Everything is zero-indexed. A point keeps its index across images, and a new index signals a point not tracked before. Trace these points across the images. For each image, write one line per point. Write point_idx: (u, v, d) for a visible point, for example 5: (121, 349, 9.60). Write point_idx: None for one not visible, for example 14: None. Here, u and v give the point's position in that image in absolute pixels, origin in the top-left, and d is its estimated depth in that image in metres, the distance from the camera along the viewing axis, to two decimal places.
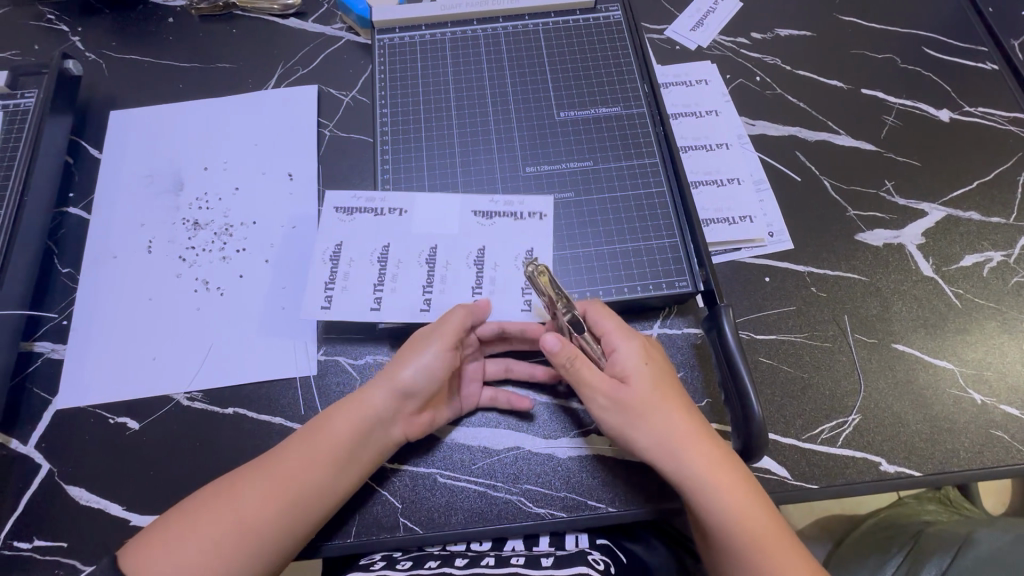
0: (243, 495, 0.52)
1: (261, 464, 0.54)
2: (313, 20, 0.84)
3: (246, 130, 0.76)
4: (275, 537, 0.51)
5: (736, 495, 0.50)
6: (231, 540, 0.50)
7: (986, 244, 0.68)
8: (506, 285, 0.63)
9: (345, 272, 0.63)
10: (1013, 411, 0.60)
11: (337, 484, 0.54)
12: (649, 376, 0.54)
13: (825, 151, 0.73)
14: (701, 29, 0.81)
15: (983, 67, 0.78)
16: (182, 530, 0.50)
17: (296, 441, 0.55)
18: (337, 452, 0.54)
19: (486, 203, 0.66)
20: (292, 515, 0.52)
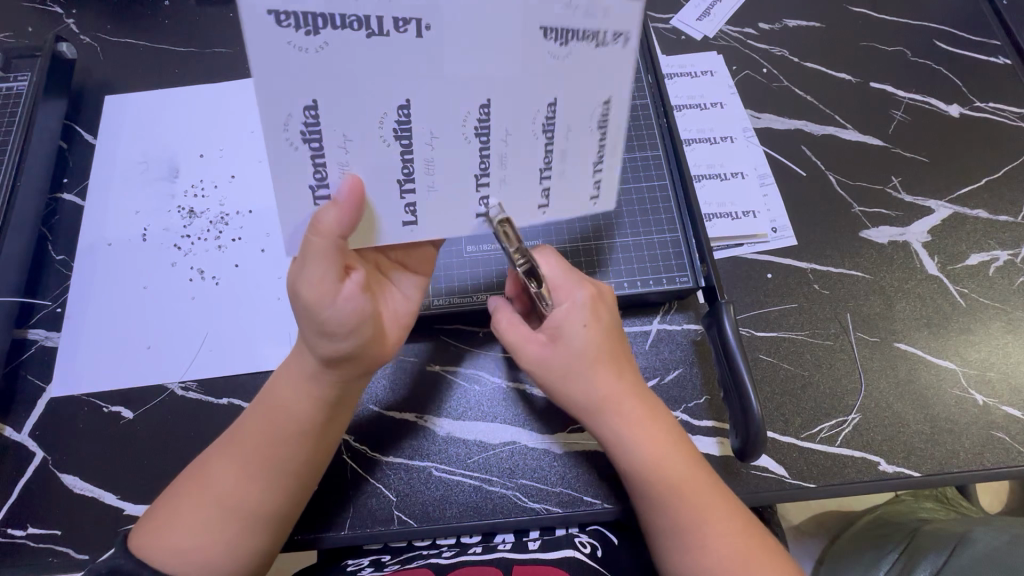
0: (217, 472, 0.51)
1: (229, 440, 0.52)
2: None
3: (241, 117, 0.75)
4: (263, 509, 0.51)
5: (671, 463, 0.51)
6: (219, 519, 0.50)
7: (992, 242, 0.67)
8: (583, 155, 0.46)
9: (417, 165, 0.44)
10: (1015, 413, 0.60)
11: (308, 445, 0.52)
12: (595, 334, 0.52)
13: (832, 146, 0.72)
14: (708, 19, 0.79)
15: (995, 62, 0.76)
16: (168, 520, 0.49)
17: (254, 409, 0.53)
18: (296, 414, 0.51)
19: (560, 4, 0.39)
20: (273, 485, 0.51)
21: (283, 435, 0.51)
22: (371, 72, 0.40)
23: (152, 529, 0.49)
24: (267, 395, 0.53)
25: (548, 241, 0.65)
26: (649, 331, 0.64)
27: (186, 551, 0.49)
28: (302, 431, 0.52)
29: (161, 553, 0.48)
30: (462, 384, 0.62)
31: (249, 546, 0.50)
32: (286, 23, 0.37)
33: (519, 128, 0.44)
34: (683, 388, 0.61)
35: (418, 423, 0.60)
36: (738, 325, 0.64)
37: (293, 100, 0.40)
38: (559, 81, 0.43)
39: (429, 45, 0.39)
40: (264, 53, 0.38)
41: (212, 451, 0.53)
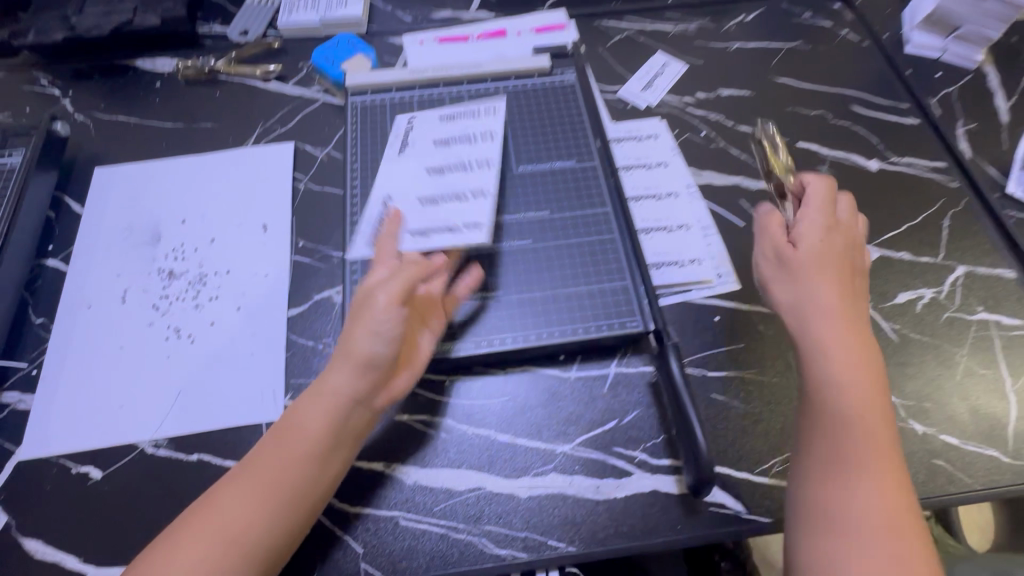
0: (225, 503, 0.53)
1: (244, 464, 0.55)
2: (292, 83, 0.90)
3: (223, 184, 0.80)
4: (257, 548, 0.52)
5: (868, 468, 0.52)
6: (215, 552, 0.51)
7: (917, 282, 0.73)
8: (489, 174, 0.72)
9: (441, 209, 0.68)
10: (953, 440, 0.63)
11: (317, 482, 0.55)
12: (858, 396, 0.54)
13: (766, 198, 0.79)
14: (650, 90, 0.89)
15: (906, 122, 0.86)
16: (167, 555, 0.51)
17: (273, 437, 0.56)
18: (312, 446, 0.55)
19: (428, 117, 0.77)
20: (277, 522, 0.53)
21: (298, 466, 0.55)
22: (402, 192, 0.71)
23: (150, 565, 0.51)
24: (286, 424, 0.56)
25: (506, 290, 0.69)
26: (607, 374, 0.67)
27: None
28: (316, 463, 0.55)
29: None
30: (428, 432, 0.64)
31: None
32: (392, 204, 0.70)
33: (438, 177, 0.71)
34: (642, 428, 0.64)
35: (385, 472, 0.61)
36: (689, 365, 0.68)
37: (371, 228, 0.69)
38: (453, 147, 0.74)
39: (415, 162, 0.73)
40: (368, 219, 0.70)
41: (223, 482, 0.55)
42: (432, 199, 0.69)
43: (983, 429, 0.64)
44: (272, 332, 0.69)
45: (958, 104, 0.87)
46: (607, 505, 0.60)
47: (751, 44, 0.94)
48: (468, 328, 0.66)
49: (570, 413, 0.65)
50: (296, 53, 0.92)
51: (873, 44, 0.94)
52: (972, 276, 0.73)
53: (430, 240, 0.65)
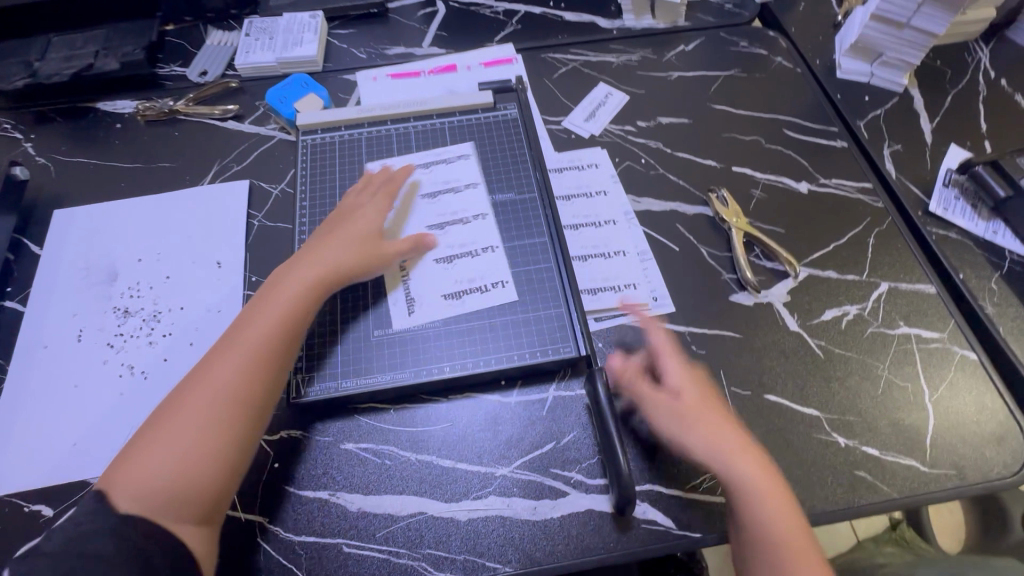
0: (192, 397, 0.59)
1: (208, 361, 0.62)
2: (249, 122, 0.93)
3: (179, 222, 0.83)
4: (223, 440, 0.58)
5: (766, 488, 0.60)
6: (188, 448, 0.57)
7: (843, 299, 0.76)
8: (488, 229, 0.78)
9: (455, 267, 0.75)
10: (874, 452, 0.66)
11: (270, 373, 0.62)
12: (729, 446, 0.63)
13: (700, 223, 0.83)
14: (593, 120, 0.92)
15: (835, 144, 0.90)
16: (146, 440, 0.58)
17: (233, 340, 0.63)
18: (269, 345, 0.63)
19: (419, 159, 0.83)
20: (240, 389, 0.60)
21: (256, 367, 0.61)
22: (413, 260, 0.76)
23: (129, 452, 0.58)
24: (245, 328, 0.63)
25: (448, 320, 0.72)
26: (546, 399, 0.70)
27: (155, 479, 0.56)
28: (269, 363, 0.62)
29: (129, 480, 0.55)
30: (373, 460, 0.66)
31: (208, 483, 0.57)
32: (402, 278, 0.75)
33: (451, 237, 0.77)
34: (578, 450, 0.66)
35: (330, 500, 0.64)
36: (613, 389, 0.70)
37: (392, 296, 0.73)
38: (449, 200, 0.80)
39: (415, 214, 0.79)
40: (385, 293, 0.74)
41: (192, 374, 0.62)
42: (450, 256, 0.76)
43: (903, 440, 0.67)
44: None
45: (885, 126, 0.91)
46: (543, 526, 0.63)
47: (690, 73, 0.98)
48: (412, 358, 0.70)
49: (510, 437, 0.67)
50: (253, 93, 0.96)
51: (806, 70, 0.99)
52: (894, 292, 0.77)
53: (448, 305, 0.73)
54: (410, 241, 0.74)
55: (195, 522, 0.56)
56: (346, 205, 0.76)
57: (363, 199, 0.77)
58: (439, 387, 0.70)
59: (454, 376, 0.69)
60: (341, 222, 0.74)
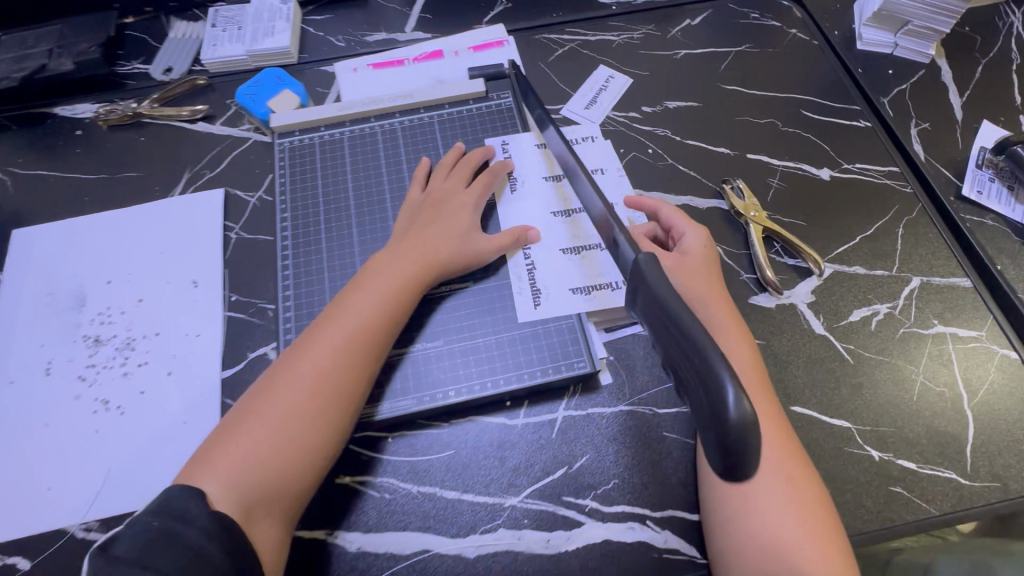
0: (289, 393, 0.57)
1: (302, 354, 0.59)
2: (221, 123, 0.86)
3: (150, 238, 0.76)
4: (314, 444, 0.56)
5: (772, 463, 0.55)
6: (280, 449, 0.55)
7: (872, 297, 0.71)
8: (566, 231, 0.72)
9: (541, 270, 0.69)
10: (910, 465, 0.61)
11: (365, 374, 0.59)
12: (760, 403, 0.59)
13: (714, 217, 0.76)
14: (594, 107, 0.85)
15: (858, 125, 0.83)
16: (239, 430, 0.56)
17: (338, 324, 0.60)
18: (367, 349, 0.60)
19: (500, 145, 0.77)
20: (336, 379, 0.58)
21: (354, 373, 0.59)
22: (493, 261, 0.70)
23: (220, 442, 0.55)
24: (339, 325, 0.60)
25: (449, 340, 0.66)
26: (555, 419, 0.64)
27: (245, 477, 0.53)
28: (365, 366, 0.59)
29: (222, 473, 0.53)
30: (371, 493, 0.61)
31: (297, 485, 0.55)
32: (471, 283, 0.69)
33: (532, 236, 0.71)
34: (592, 475, 0.62)
35: (327, 540, 0.59)
36: (628, 404, 0.65)
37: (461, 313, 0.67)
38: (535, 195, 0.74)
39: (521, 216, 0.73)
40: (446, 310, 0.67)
41: (278, 371, 0.59)
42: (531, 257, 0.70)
43: (941, 451, 0.62)
44: (205, 397, 0.66)
45: (911, 103, 0.84)
46: (557, 560, 0.58)
47: (698, 51, 0.90)
48: (409, 384, 0.64)
49: (519, 463, 0.62)
50: (224, 90, 0.88)
51: (824, 43, 0.91)
52: (926, 287, 0.71)
53: (542, 310, 0.67)
54: (511, 233, 0.69)
55: (278, 522, 0.54)
56: (439, 189, 0.71)
57: (459, 184, 0.72)
58: (440, 413, 0.64)
59: (456, 403, 0.63)
60: (438, 209, 0.69)
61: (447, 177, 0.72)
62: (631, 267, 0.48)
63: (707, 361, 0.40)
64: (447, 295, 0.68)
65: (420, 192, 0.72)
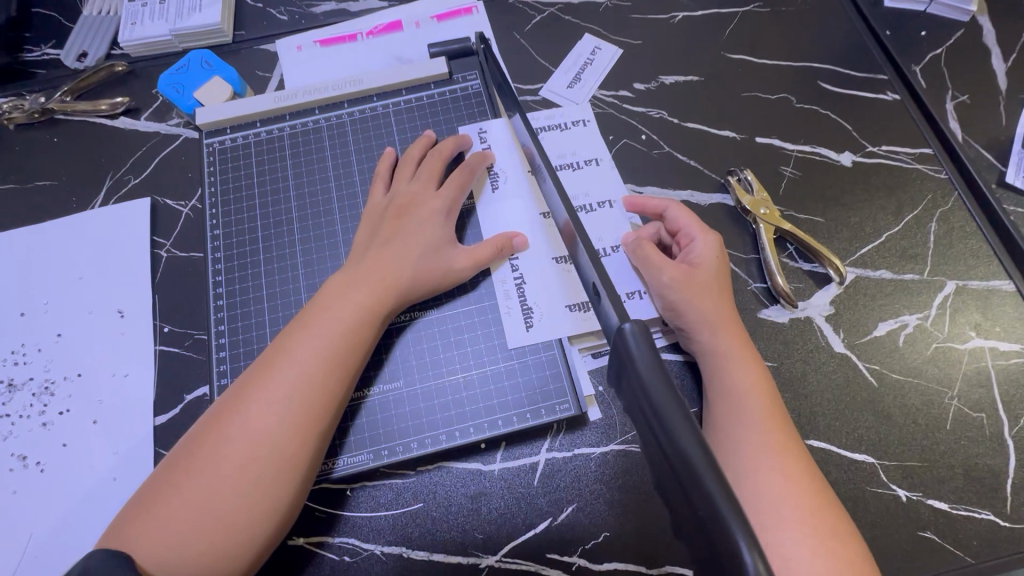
0: (231, 440, 0.46)
1: (249, 391, 0.48)
2: (146, 118, 0.74)
3: (67, 260, 0.66)
4: (264, 502, 0.45)
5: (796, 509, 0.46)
6: (221, 511, 0.44)
7: (900, 307, 0.61)
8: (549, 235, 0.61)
9: (530, 284, 0.59)
10: (942, 505, 0.54)
11: (327, 415, 0.48)
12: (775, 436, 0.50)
13: (718, 216, 0.66)
14: (578, 87, 0.73)
15: (885, 99, 0.71)
16: (172, 486, 0.45)
17: (295, 357, 0.48)
18: (326, 385, 0.48)
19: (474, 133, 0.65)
20: (293, 426, 0.47)
21: (311, 415, 0.47)
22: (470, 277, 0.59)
23: (148, 502, 0.45)
24: (293, 355, 0.49)
25: (409, 378, 0.57)
26: (536, 463, 0.56)
27: (180, 546, 0.43)
28: (325, 406, 0.48)
29: (150, 541, 0.43)
30: (328, 557, 0.54)
31: (243, 553, 0.44)
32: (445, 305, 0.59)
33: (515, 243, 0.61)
34: (580, 529, 0.54)
35: None
36: (620, 444, 0.56)
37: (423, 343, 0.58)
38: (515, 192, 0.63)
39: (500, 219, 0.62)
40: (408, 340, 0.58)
41: (221, 413, 0.48)
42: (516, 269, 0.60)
43: (977, 487, 0.55)
44: (136, 448, 0.58)
45: (947, 71, 0.72)
46: None
47: (698, 13, 0.77)
48: (364, 435, 0.55)
49: (497, 516, 0.55)
50: (148, 79, 0.76)
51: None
52: (962, 293, 0.62)
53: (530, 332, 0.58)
54: (495, 245, 0.58)
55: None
56: (406, 192, 0.59)
57: (430, 183, 0.60)
58: (404, 464, 0.56)
59: (420, 455, 0.55)
60: (408, 213, 0.58)
61: (414, 175, 0.61)
62: (612, 338, 0.34)
63: (712, 506, 0.27)
64: (411, 325, 0.58)
65: (384, 195, 0.60)
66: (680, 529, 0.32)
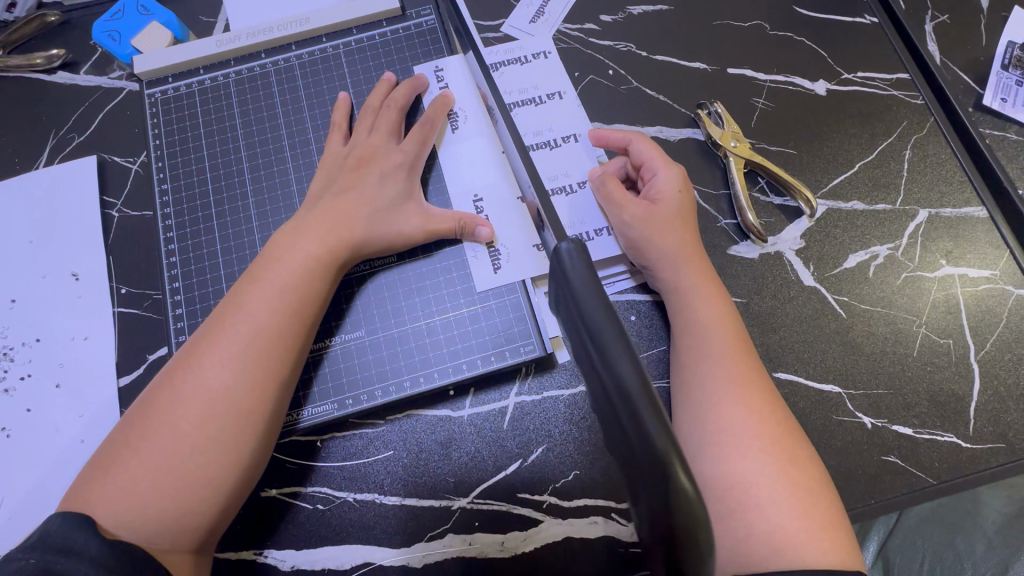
0: (186, 398, 0.45)
1: (200, 349, 0.47)
2: (85, 71, 0.69)
3: (14, 224, 0.63)
4: (223, 457, 0.45)
5: (757, 438, 0.46)
6: (180, 468, 0.44)
7: (871, 238, 0.60)
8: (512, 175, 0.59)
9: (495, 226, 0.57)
10: (907, 431, 0.55)
11: (282, 370, 0.47)
12: (736, 368, 0.49)
13: (688, 152, 0.64)
14: (542, 21, 0.69)
15: (862, 22, 0.68)
16: (129, 446, 0.44)
17: (246, 311, 0.47)
18: (280, 340, 0.47)
19: (430, 70, 0.62)
20: (249, 381, 0.46)
21: (265, 370, 0.46)
22: None
23: (105, 463, 0.44)
24: (243, 310, 0.47)
25: (373, 328, 0.56)
26: (505, 408, 0.56)
27: (142, 504, 0.43)
28: (280, 360, 0.47)
29: (110, 500, 0.42)
30: (302, 507, 0.54)
31: (208, 507, 0.44)
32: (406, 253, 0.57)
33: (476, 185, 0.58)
34: (550, 468, 0.54)
35: (258, 560, 0.53)
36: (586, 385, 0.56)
37: (386, 292, 0.57)
38: (474, 130, 0.60)
39: (458, 159, 0.59)
40: (369, 291, 0.57)
41: (175, 371, 0.47)
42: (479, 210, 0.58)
43: (941, 412, 0.55)
44: (103, 410, 0.57)
45: None
46: (514, 562, 0.53)
47: None
48: (328, 386, 0.55)
49: (468, 459, 0.55)
50: (85, 28, 0.71)
51: None
52: (934, 221, 0.61)
53: (495, 275, 0.56)
54: (457, 219, 0.55)
55: (192, 549, 0.45)
56: (363, 141, 0.56)
57: (390, 136, 0.57)
58: (372, 413, 0.56)
59: (386, 403, 0.55)
60: (366, 166, 0.55)
61: (372, 127, 0.58)
62: (550, 260, 0.33)
63: (638, 418, 0.27)
64: (374, 274, 0.57)
65: (342, 145, 0.58)
66: (618, 450, 0.32)
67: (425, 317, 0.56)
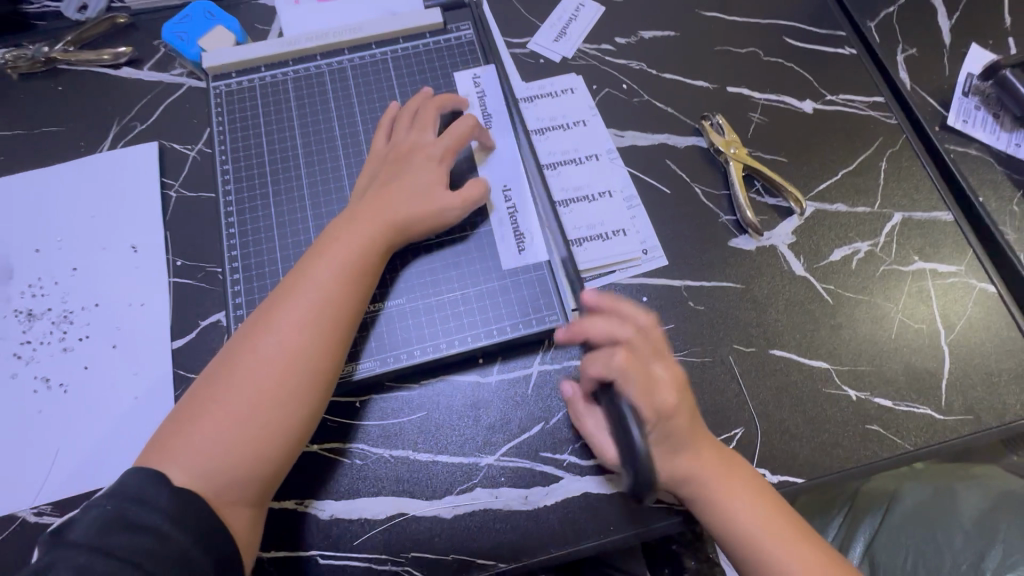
0: (257, 362, 0.50)
1: (265, 321, 0.52)
2: (148, 67, 0.76)
3: (78, 200, 0.69)
4: (287, 419, 0.50)
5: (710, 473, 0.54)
6: (248, 428, 0.49)
7: (853, 235, 0.68)
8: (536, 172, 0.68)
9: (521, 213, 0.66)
10: (886, 403, 0.61)
11: (339, 341, 0.53)
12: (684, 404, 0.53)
13: (693, 156, 0.72)
14: (564, 39, 0.78)
15: (843, 52, 0.78)
16: (206, 404, 0.50)
17: (311, 287, 0.53)
18: (338, 313, 0.53)
19: (469, 78, 0.71)
20: (311, 349, 0.51)
21: (326, 339, 0.52)
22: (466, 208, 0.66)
23: (181, 421, 0.49)
24: (304, 289, 0.53)
25: (412, 298, 0.62)
26: (530, 374, 0.62)
27: (219, 455, 0.48)
28: (339, 330, 0.53)
29: (185, 455, 0.48)
30: (342, 461, 0.59)
31: (270, 466, 0.50)
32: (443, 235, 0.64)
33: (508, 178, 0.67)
34: (568, 430, 0.60)
35: (298, 509, 0.57)
36: None
37: (425, 265, 0.63)
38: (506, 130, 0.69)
39: (493, 156, 0.67)
40: (411, 267, 0.63)
41: (245, 338, 0.52)
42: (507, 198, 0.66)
43: (917, 386, 0.62)
44: (156, 369, 0.62)
45: (898, 27, 0.79)
46: (538, 514, 0.58)
47: None
48: (370, 348, 0.60)
49: (496, 419, 0.60)
50: (149, 31, 0.78)
51: None
52: (908, 222, 0.69)
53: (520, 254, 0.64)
54: None
55: (253, 503, 0.50)
56: (404, 139, 0.63)
57: (425, 133, 0.63)
58: (408, 375, 0.61)
59: (421, 363, 0.60)
60: (407, 159, 0.62)
61: (411, 126, 0.64)
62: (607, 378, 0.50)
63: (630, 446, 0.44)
64: (416, 249, 0.63)
65: (385, 142, 0.65)
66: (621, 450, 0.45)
67: (460, 288, 0.63)
